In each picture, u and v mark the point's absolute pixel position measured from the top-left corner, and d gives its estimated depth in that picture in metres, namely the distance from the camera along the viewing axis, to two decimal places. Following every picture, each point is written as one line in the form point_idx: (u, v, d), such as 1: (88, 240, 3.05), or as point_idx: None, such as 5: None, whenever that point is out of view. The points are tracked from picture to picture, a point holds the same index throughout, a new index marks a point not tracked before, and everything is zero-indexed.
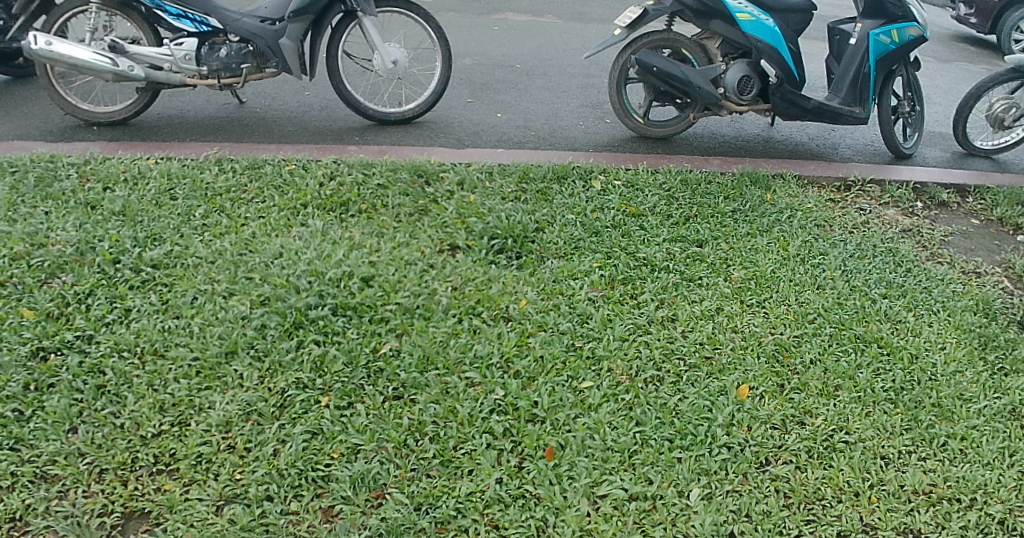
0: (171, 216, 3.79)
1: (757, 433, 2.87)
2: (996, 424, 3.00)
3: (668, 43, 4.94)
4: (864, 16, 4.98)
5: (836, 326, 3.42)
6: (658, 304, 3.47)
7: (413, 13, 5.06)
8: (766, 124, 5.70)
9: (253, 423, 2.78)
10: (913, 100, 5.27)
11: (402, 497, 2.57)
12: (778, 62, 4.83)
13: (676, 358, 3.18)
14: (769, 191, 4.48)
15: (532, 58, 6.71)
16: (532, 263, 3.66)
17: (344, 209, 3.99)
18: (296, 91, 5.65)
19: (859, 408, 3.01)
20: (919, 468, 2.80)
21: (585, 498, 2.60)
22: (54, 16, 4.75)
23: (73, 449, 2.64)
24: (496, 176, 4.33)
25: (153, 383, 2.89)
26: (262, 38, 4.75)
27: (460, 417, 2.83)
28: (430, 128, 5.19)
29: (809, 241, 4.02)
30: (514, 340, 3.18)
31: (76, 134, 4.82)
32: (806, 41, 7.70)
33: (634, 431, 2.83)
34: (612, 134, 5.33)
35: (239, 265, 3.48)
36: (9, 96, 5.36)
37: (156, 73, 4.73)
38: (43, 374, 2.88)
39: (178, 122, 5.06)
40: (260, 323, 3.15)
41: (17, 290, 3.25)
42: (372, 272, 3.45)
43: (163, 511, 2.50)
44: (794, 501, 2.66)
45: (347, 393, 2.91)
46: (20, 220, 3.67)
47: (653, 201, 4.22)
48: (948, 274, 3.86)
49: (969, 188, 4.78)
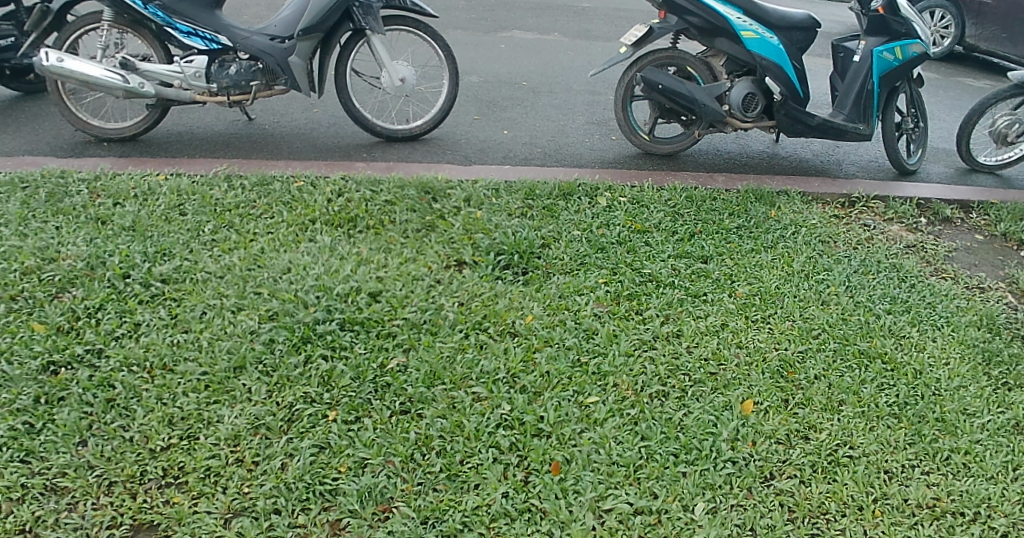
0: (180, 231, 3.83)
1: (762, 448, 2.89)
2: (1000, 438, 3.01)
3: (674, 60, 4.97)
4: (868, 33, 5.00)
5: (840, 342, 3.43)
6: (664, 320, 3.50)
7: (420, 31, 5.12)
8: (770, 140, 5.74)
9: (262, 437, 2.81)
10: (917, 116, 5.30)
11: (409, 510, 2.59)
12: (783, 79, 4.87)
13: (681, 373, 3.19)
14: (774, 207, 4.51)
15: (538, 75, 6.77)
16: (538, 279, 3.70)
17: (352, 225, 4.04)
18: (305, 108, 5.71)
19: (862, 422, 3.02)
20: (923, 482, 2.82)
21: (590, 512, 2.62)
22: (65, 32, 4.78)
23: (82, 462, 2.67)
24: (502, 193, 4.36)
25: (162, 397, 2.93)
26: (272, 56, 4.82)
27: (467, 432, 2.86)
28: (437, 145, 5.25)
29: (814, 257, 4.05)
30: (520, 355, 3.21)
31: (86, 150, 4.88)
32: (809, 59, 7.74)
33: (640, 445, 2.86)
34: (617, 150, 5.37)
35: (247, 281, 3.51)
36: (21, 111, 5.43)
37: (166, 90, 4.78)
38: (53, 387, 2.92)
39: (187, 139, 5.12)
40: (269, 338, 3.19)
41: (28, 304, 3.29)
42: (380, 288, 3.49)
43: (172, 524, 2.53)
44: (799, 515, 2.68)
45: (355, 407, 2.94)
46: (32, 235, 3.72)
47: (658, 218, 4.25)
48: (952, 290, 3.88)
49: (973, 204, 4.81)
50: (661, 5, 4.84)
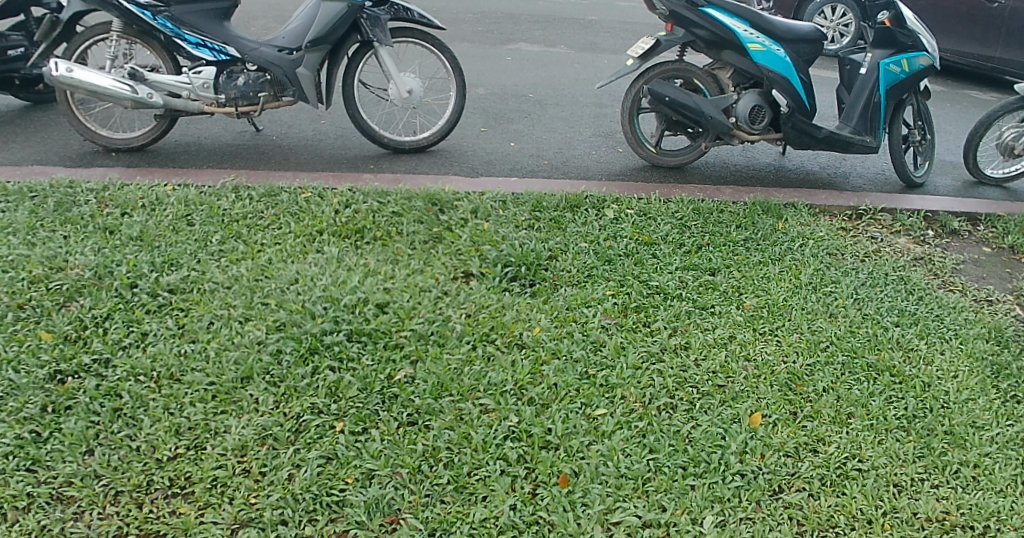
0: (188, 241, 3.85)
1: (770, 461, 2.88)
2: (1009, 452, 3.00)
3: (680, 73, 4.97)
4: (874, 46, 5.05)
5: (848, 355, 3.42)
6: (671, 332, 3.49)
7: (428, 43, 5.13)
8: (776, 153, 5.75)
9: (269, 448, 2.81)
10: (923, 128, 5.30)
11: (417, 522, 2.58)
12: (790, 91, 4.88)
13: (689, 385, 3.19)
14: (781, 220, 4.51)
15: (545, 87, 6.79)
16: (545, 291, 3.70)
17: (360, 236, 4.04)
18: (312, 119, 5.73)
19: (871, 436, 3.01)
20: (932, 496, 2.80)
21: (598, 525, 2.61)
22: (74, 43, 4.80)
23: (89, 472, 2.67)
24: (510, 205, 4.37)
25: (169, 406, 2.93)
26: (280, 68, 4.85)
27: (474, 443, 2.86)
28: (444, 157, 5.26)
29: (821, 269, 4.04)
30: (528, 368, 3.20)
31: (94, 160, 4.89)
32: (816, 72, 7.78)
33: (648, 458, 2.85)
34: (624, 163, 5.38)
35: (255, 291, 3.53)
36: (30, 121, 5.45)
37: (174, 101, 4.79)
38: (61, 397, 2.92)
39: (194, 149, 5.14)
40: (276, 348, 3.19)
41: (36, 313, 3.30)
42: (387, 298, 3.49)
43: (178, 534, 2.52)
44: (808, 529, 2.67)
45: (362, 418, 2.93)
46: (40, 244, 3.73)
47: (665, 230, 4.25)
48: (960, 302, 3.87)
49: (980, 216, 4.80)
50: (669, 17, 4.85)
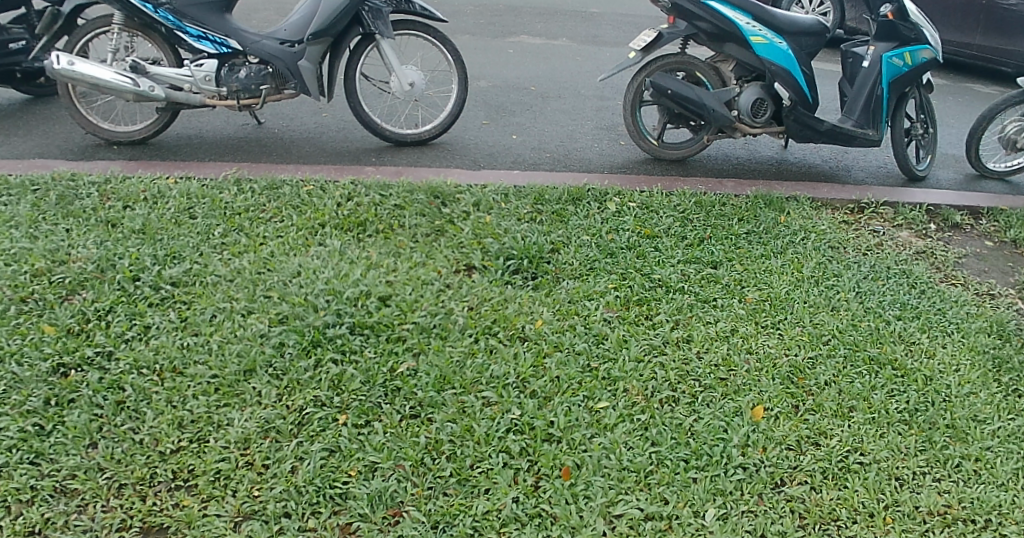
0: (190, 234, 3.85)
1: (773, 454, 2.88)
2: (1010, 445, 3.00)
3: (683, 66, 4.96)
4: (876, 39, 5.03)
5: (850, 348, 3.42)
6: (674, 325, 3.49)
7: (430, 35, 5.12)
8: (778, 146, 5.74)
9: (272, 441, 2.82)
10: (925, 122, 5.29)
11: (420, 515, 2.59)
12: (792, 85, 4.87)
13: (692, 378, 3.19)
14: (783, 213, 4.51)
15: (546, 80, 6.78)
16: (548, 283, 3.70)
17: (362, 229, 4.04)
18: (314, 112, 5.73)
19: (873, 429, 3.02)
20: (934, 489, 2.81)
21: (601, 518, 2.62)
22: (75, 36, 4.79)
23: (92, 464, 2.68)
24: (512, 198, 4.37)
25: (172, 399, 2.93)
26: (281, 60, 4.83)
27: (477, 436, 2.86)
28: (446, 149, 5.26)
29: (823, 263, 4.04)
30: (530, 360, 3.20)
31: (96, 153, 4.89)
32: (818, 65, 7.77)
33: (650, 451, 2.86)
34: (626, 156, 5.38)
35: (258, 284, 3.53)
36: (31, 114, 5.45)
37: (176, 93, 4.79)
38: (64, 389, 2.93)
39: (196, 142, 5.14)
40: (279, 341, 3.19)
41: (39, 306, 3.31)
42: (390, 291, 3.50)
43: (182, 527, 2.53)
44: (810, 522, 2.67)
45: (365, 411, 2.94)
46: (42, 237, 3.74)
47: (667, 223, 4.25)
48: (962, 296, 3.87)
49: (982, 210, 4.80)
50: (671, 10, 4.83)
